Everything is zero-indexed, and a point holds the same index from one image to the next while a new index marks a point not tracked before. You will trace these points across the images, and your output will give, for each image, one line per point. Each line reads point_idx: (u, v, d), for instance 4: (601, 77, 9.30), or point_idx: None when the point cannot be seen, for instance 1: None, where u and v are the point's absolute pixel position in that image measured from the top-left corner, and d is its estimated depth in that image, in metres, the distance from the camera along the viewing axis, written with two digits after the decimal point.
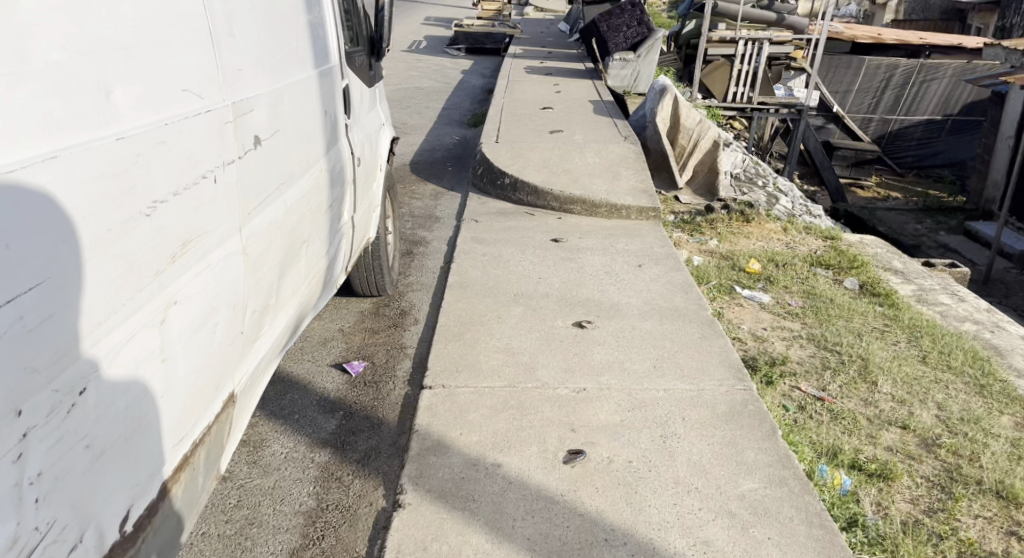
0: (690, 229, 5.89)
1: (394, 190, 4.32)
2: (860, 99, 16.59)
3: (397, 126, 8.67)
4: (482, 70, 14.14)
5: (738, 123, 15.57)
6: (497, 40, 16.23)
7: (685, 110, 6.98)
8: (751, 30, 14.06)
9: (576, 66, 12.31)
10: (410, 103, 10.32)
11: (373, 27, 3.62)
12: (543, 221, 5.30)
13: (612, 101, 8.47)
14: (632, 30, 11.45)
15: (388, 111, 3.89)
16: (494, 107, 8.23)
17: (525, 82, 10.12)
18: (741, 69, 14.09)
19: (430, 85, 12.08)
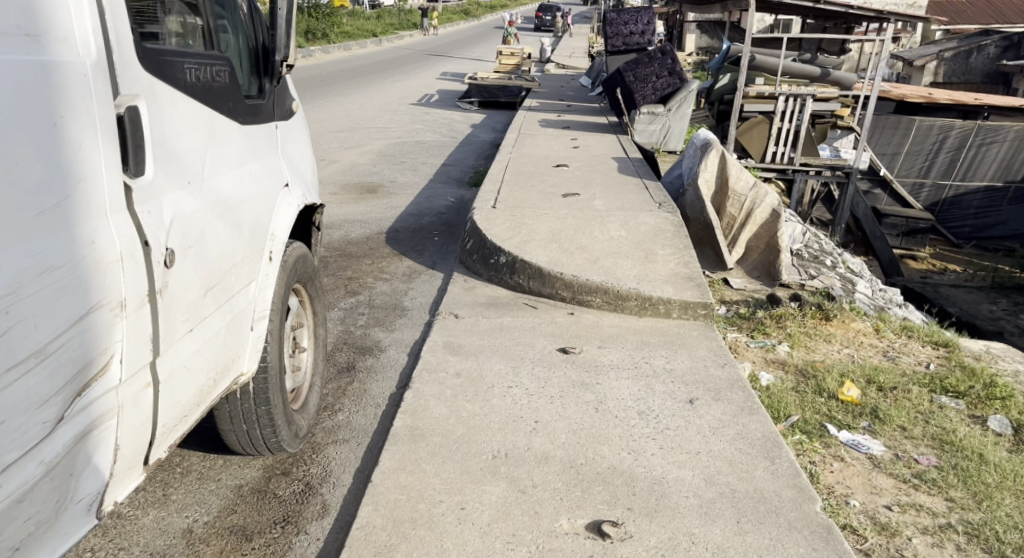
0: (749, 329, 4.37)
1: (319, 282, 2.86)
2: (910, 164, 15.78)
3: (385, 185, 7.37)
4: (494, 125, 12.98)
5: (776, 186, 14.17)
6: (512, 93, 15.10)
7: (734, 172, 5.58)
8: (793, 86, 12.96)
9: (597, 119, 11.06)
10: (407, 159, 9.06)
11: (266, 31, 2.37)
12: (549, 319, 3.83)
13: (640, 159, 7.11)
14: (664, 81, 10.16)
15: (296, 155, 2.57)
16: (498, 163, 6.90)
17: (538, 136, 8.83)
18: (782, 127, 13.01)
19: (435, 140, 10.87)
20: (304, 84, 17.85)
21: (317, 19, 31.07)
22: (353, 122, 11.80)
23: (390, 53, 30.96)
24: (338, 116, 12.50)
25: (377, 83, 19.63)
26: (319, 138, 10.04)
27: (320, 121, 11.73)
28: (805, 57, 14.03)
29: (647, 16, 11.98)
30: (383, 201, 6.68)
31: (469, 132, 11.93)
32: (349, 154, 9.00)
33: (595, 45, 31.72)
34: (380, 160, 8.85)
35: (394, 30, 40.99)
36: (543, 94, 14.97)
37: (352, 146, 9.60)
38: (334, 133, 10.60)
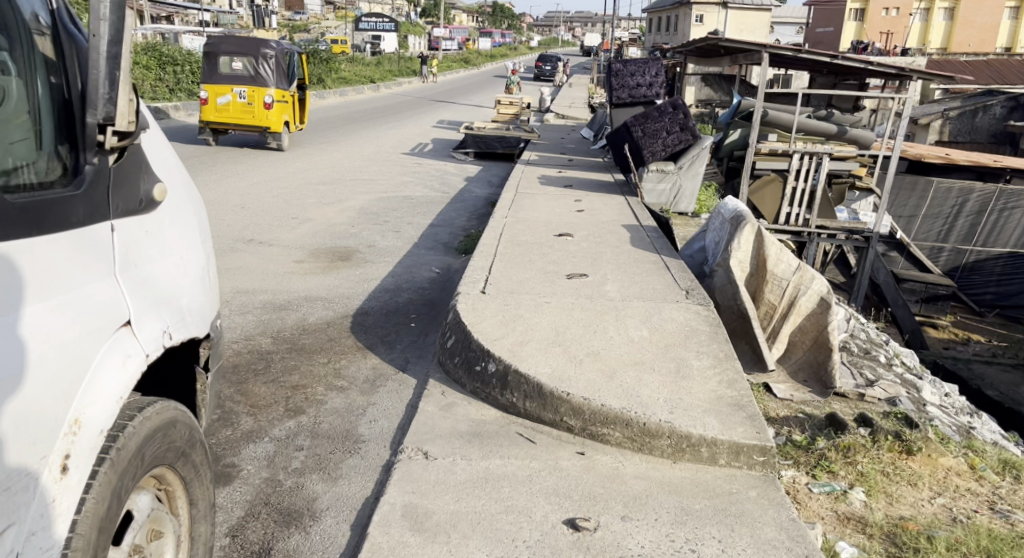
0: (809, 466, 3.34)
1: (193, 450, 1.87)
2: (927, 227, 15.21)
3: (361, 251, 6.43)
4: (489, 178, 12.13)
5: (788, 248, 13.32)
6: (509, 144, 14.28)
7: (774, 252, 4.67)
8: (809, 143, 12.38)
9: (600, 176, 10.24)
10: (391, 217, 8.15)
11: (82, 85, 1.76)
12: (551, 462, 2.84)
13: (655, 227, 6.20)
14: (674, 137, 9.42)
15: (143, 273, 1.84)
16: (492, 229, 5.98)
17: (538, 195, 7.96)
18: (797, 187, 12.33)
19: (424, 195, 9.99)
20: (293, 131, 17.07)
21: (313, 65, 30.72)
22: (337, 174, 10.98)
23: (386, 100, 30.45)
24: (322, 167, 11.67)
25: (370, 131, 18.93)
26: (296, 192, 9.16)
27: (302, 173, 10.88)
28: (820, 115, 13.38)
29: (654, 68, 11.32)
30: (355, 273, 5.74)
31: (463, 186, 11.09)
32: (326, 211, 8.09)
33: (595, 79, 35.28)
34: (360, 218, 7.93)
35: (392, 77, 40.76)
36: (542, 146, 14.18)
37: (332, 202, 8.71)
38: (315, 187, 9.73)
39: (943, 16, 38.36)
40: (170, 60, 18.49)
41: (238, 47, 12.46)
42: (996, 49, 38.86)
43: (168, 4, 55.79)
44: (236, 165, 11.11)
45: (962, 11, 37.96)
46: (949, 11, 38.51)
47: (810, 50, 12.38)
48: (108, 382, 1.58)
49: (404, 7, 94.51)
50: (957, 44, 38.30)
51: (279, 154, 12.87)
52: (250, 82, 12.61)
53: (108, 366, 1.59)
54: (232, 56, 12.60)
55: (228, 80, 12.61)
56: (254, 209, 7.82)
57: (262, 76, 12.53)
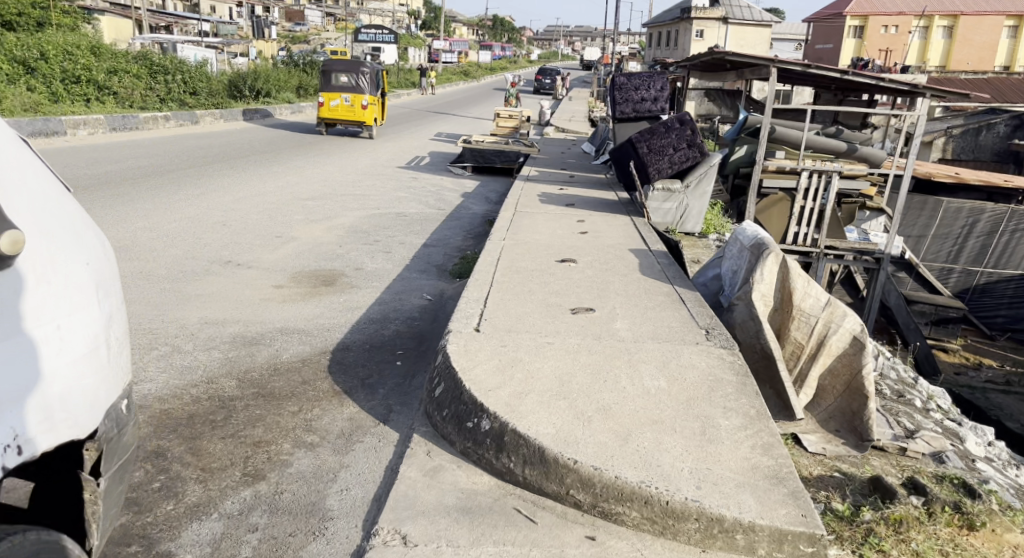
0: (857, 544, 2.83)
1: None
2: (937, 247, 14.70)
3: (347, 274, 5.98)
4: (487, 194, 11.69)
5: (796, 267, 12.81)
6: (508, 158, 13.86)
7: (800, 284, 4.21)
8: (818, 161, 11.99)
9: (603, 194, 9.81)
10: (383, 235, 7.70)
11: None
12: (555, 549, 2.36)
13: (664, 252, 5.76)
14: (682, 154, 9.00)
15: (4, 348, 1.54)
16: (489, 253, 5.53)
17: (538, 214, 7.52)
18: (805, 207, 11.85)
19: (419, 211, 9.55)
20: (285, 144, 16.65)
21: (310, 76, 30.40)
22: (328, 189, 10.54)
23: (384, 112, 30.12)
24: (313, 181, 11.24)
25: (366, 143, 18.53)
26: (284, 208, 8.72)
27: (292, 187, 10.45)
28: (829, 132, 12.98)
29: (660, 82, 10.91)
30: (338, 301, 5.27)
31: (459, 202, 10.65)
32: (314, 230, 7.64)
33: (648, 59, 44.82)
34: (348, 237, 7.48)
35: (390, 89, 40.51)
36: (542, 161, 13.77)
37: (321, 219, 8.26)
38: (304, 202, 9.29)
39: (942, 34, 38.18)
40: (162, 70, 18.12)
41: (344, 66, 16.86)
42: (995, 68, 38.42)
43: (166, 14, 55.63)
44: (224, 178, 10.68)
45: (961, 30, 37.77)
46: (948, 30, 38.33)
47: (819, 65, 11.98)
48: (71, 281, 1.79)
49: (404, 19, 94.59)
50: (956, 62, 38.09)
51: (270, 166, 12.45)
52: (356, 91, 17.22)
53: (70, 267, 1.79)
54: (340, 71, 17.03)
55: (338, 89, 17.17)
56: (237, 227, 7.37)
57: (362, 89, 16.94)
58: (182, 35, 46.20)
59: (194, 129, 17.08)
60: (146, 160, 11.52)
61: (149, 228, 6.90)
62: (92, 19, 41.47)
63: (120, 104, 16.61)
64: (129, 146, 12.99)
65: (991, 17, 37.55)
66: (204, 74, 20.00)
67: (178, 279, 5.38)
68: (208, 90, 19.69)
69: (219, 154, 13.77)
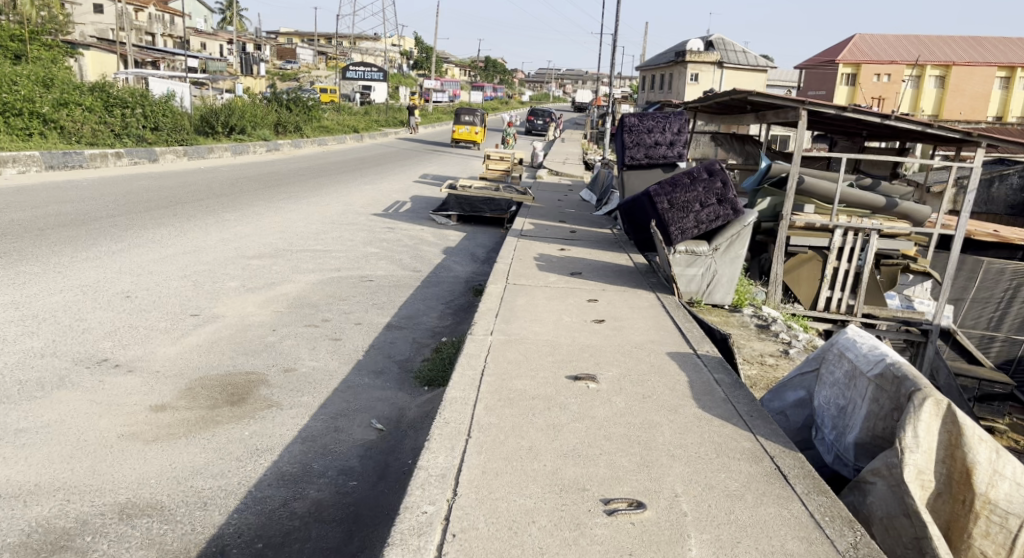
0: None
1: None
2: (977, 311, 13.33)
3: (271, 381, 4.30)
4: (474, 249, 10.11)
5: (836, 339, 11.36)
6: (499, 207, 12.33)
7: (985, 457, 2.50)
8: (852, 218, 10.64)
9: (611, 253, 8.24)
10: (336, 311, 6.02)
11: None
12: None
13: (716, 357, 4.12)
14: (709, 212, 7.44)
15: None
16: (469, 358, 3.90)
17: (537, 286, 5.91)
18: (840, 268, 10.69)
19: (388, 273, 7.88)
20: (253, 187, 15.14)
21: (291, 113, 29.03)
22: (283, 244, 8.88)
23: (370, 151, 28.89)
24: (269, 232, 9.58)
25: (343, 187, 16.97)
26: (219, 271, 7.03)
27: (240, 241, 8.79)
28: (864, 183, 11.53)
29: (677, 124, 9.44)
30: (241, 436, 3.54)
31: (439, 259, 9.02)
32: (246, 305, 5.94)
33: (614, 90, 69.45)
34: (289, 315, 5.77)
35: (377, 128, 39.24)
36: (538, 211, 12.25)
37: (260, 289, 6.57)
38: (247, 263, 7.61)
39: (935, 83, 37.40)
40: (119, 103, 16.60)
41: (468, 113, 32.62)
42: (987, 118, 37.32)
43: (153, 50, 54.86)
44: (160, 229, 9.01)
45: (953, 80, 37.01)
46: (940, 79, 37.58)
47: (855, 108, 10.52)
48: None
49: (398, 60, 94.89)
50: (948, 112, 37.23)
51: (224, 213, 10.80)
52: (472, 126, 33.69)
53: None
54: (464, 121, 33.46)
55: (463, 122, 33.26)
56: (143, 300, 5.68)
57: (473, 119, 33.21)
58: (169, 71, 45.48)
59: (152, 170, 15.46)
60: (74, 205, 9.86)
61: (16, 304, 5.18)
62: (75, 52, 40.45)
63: (68, 140, 15.03)
64: (61, 187, 11.33)
65: (982, 68, 36.82)
66: (170, 109, 18.52)
67: (5, 398, 3.64)
68: (173, 126, 18.17)
69: (170, 196, 12.14)
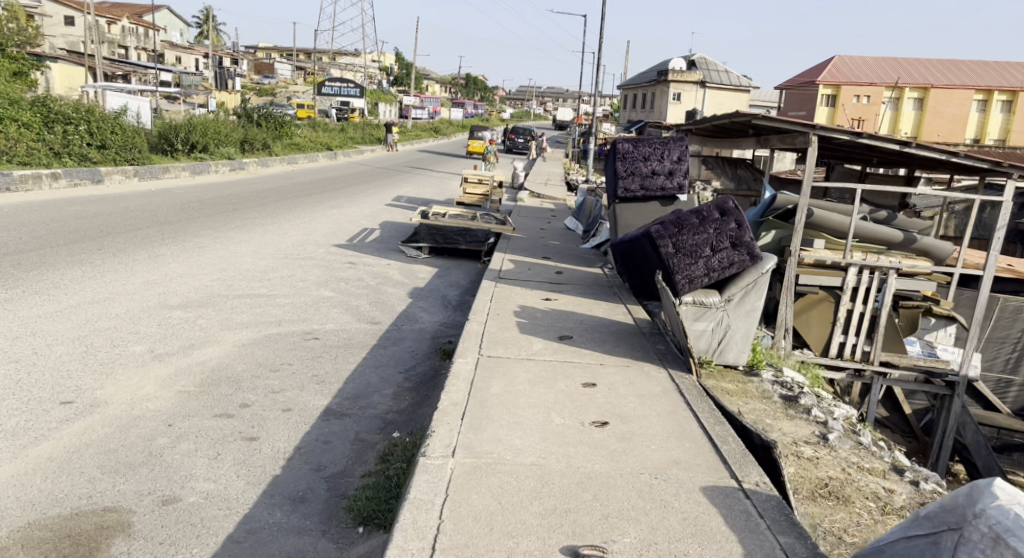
0: None
1: None
2: (992, 352, 12.11)
3: (137, 525, 3.02)
4: (446, 289, 8.88)
5: (852, 390, 10.40)
6: (476, 239, 11.10)
7: None
8: (867, 256, 9.61)
9: (605, 300, 7.05)
10: (262, 390, 4.73)
11: None
12: None
13: (778, 498, 2.94)
14: (722, 257, 6.29)
15: None
16: (419, 510, 2.66)
17: (520, 358, 4.70)
18: (855, 311, 9.64)
19: (340, 326, 6.61)
20: (206, 211, 13.86)
21: (259, 130, 27.66)
22: (220, 287, 7.58)
23: (343, 170, 27.80)
24: (206, 271, 8.27)
25: (307, 211, 15.65)
26: (126, 329, 5.73)
27: (168, 284, 7.47)
28: (879, 215, 10.49)
29: (677, 150, 8.36)
30: None
31: (403, 306, 7.74)
32: (144, 381, 4.65)
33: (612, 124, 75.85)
34: (196, 398, 4.48)
35: (354, 145, 38.23)
36: (519, 242, 11.08)
37: (172, 355, 5.28)
38: (167, 315, 6.30)
39: (914, 105, 36.90)
40: (60, 118, 15.25)
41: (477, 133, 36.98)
42: (965, 140, 37.04)
43: (122, 62, 53.26)
44: (74, 268, 7.68)
45: (932, 102, 36.55)
46: (919, 101, 37.11)
47: (871, 134, 9.46)
48: None
49: (377, 75, 94.40)
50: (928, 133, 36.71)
51: (160, 246, 9.47)
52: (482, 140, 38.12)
53: None
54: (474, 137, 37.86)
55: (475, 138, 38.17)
56: (2, 380, 4.36)
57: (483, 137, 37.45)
58: (140, 84, 44.35)
59: (94, 192, 14.06)
60: None
61: None
62: (42, 64, 39.22)
63: None
64: None
65: (961, 90, 36.55)
66: (120, 125, 17.16)
67: None
68: (122, 144, 16.79)
69: (104, 223, 10.79)
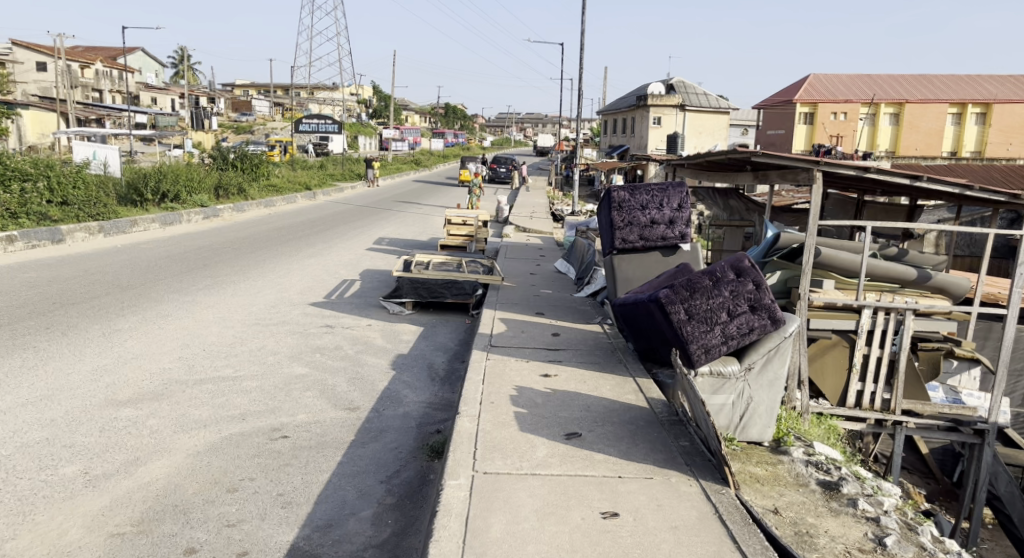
0: None
1: None
2: (1013, 386, 11.19)
3: None
4: (433, 355, 8.15)
5: (874, 440, 9.73)
6: (462, 291, 10.35)
7: None
8: (880, 298, 9.02)
9: (612, 369, 6.33)
10: (215, 525, 3.97)
11: None
12: None
13: None
14: (740, 323, 5.65)
15: None
16: None
17: (522, 473, 3.96)
18: (872, 356, 8.99)
19: (313, 417, 5.85)
20: (174, 268, 13.09)
21: (234, 172, 26.92)
22: (178, 371, 6.80)
23: (323, 210, 27.16)
24: (165, 350, 7.49)
25: (284, 262, 14.87)
26: (60, 441, 4.94)
27: (120, 371, 6.68)
28: (890, 252, 9.91)
29: (677, 197, 7.80)
30: None
31: (385, 381, 6.99)
32: (70, 524, 3.87)
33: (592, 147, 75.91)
34: (132, 546, 3.71)
35: (333, 182, 37.70)
36: (509, 293, 10.36)
37: (111, 476, 4.51)
38: (113, 415, 5.51)
39: (890, 121, 36.78)
40: (19, 176, 14.50)
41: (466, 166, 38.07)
42: (942, 154, 36.86)
43: (97, 106, 52.54)
44: (14, 356, 6.89)
45: (908, 117, 36.43)
46: (895, 117, 37.02)
47: (878, 169, 8.92)
48: None
49: (356, 109, 94.35)
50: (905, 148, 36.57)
51: (117, 319, 8.66)
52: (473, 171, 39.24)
53: None
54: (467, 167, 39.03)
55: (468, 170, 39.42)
56: None
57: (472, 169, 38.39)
58: (115, 129, 43.73)
59: (53, 254, 13.22)
60: None
61: None
62: (13, 112, 38.59)
63: None
64: None
65: (936, 104, 36.44)
66: (83, 179, 16.38)
67: None
68: (85, 199, 15.99)
69: (60, 292, 9.97)
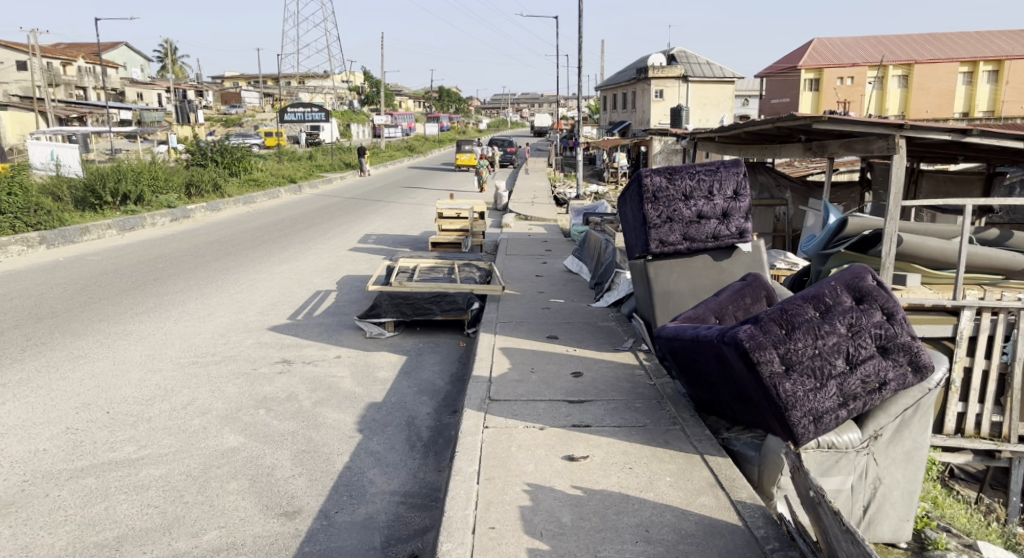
0: None
1: None
2: None
3: None
4: (414, 401, 6.19)
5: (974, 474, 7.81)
6: (456, 306, 8.37)
7: None
8: (985, 297, 7.06)
9: (668, 433, 4.36)
10: None
11: None
12: None
13: None
14: (863, 373, 3.70)
15: None
16: None
17: None
18: (976, 372, 7.06)
19: (227, 536, 3.94)
20: (119, 284, 11.14)
21: (211, 168, 24.97)
22: (53, 456, 4.88)
23: (307, 205, 25.18)
24: (50, 418, 5.56)
25: (251, 270, 12.87)
26: None
27: None
28: (987, 235, 7.90)
29: (731, 181, 5.79)
30: None
31: (345, 455, 5.05)
32: None
33: (590, 123, 73.37)
34: None
35: (322, 173, 35.72)
36: (513, 307, 8.38)
37: None
38: None
39: (898, 83, 34.46)
40: None
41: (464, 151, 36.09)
42: (954, 115, 34.55)
43: (78, 105, 50.73)
44: None
45: (917, 78, 34.15)
46: (903, 79, 34.69)
47: (980, 128, 6.90)
48: None
49: (346, 97, 92.02)
50: (915, 110, 34.25)
51: (8, 368, 6.73)
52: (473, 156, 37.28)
53: None
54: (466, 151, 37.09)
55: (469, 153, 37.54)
56: None
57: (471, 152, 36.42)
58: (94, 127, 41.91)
59: None
60: None
61: None
62: None
63: None
64: None
65: (946, 63, 34.09)
66: (21, 184, 14.41)
67: None
68: (23, 206, 14.03)
69: None
